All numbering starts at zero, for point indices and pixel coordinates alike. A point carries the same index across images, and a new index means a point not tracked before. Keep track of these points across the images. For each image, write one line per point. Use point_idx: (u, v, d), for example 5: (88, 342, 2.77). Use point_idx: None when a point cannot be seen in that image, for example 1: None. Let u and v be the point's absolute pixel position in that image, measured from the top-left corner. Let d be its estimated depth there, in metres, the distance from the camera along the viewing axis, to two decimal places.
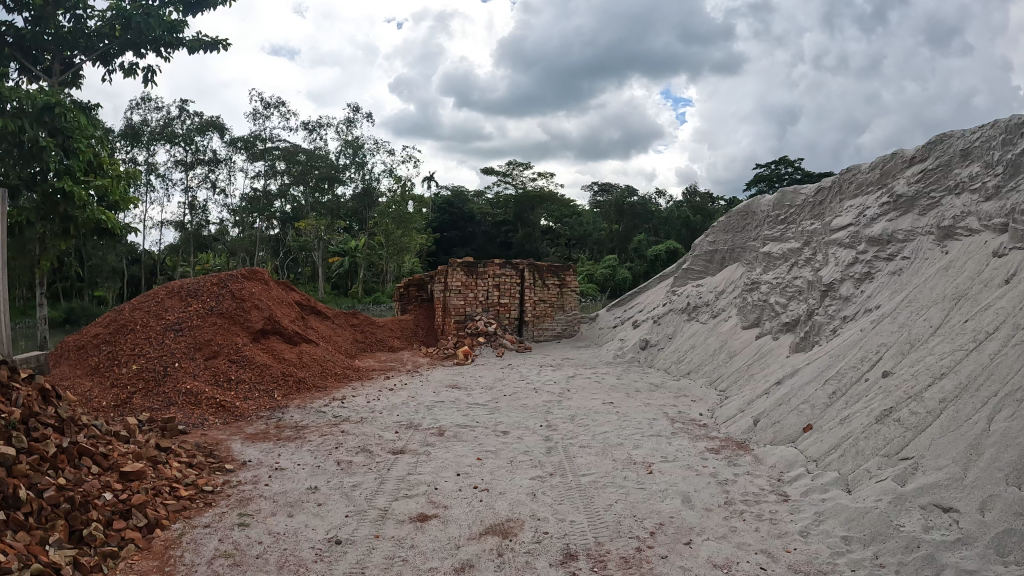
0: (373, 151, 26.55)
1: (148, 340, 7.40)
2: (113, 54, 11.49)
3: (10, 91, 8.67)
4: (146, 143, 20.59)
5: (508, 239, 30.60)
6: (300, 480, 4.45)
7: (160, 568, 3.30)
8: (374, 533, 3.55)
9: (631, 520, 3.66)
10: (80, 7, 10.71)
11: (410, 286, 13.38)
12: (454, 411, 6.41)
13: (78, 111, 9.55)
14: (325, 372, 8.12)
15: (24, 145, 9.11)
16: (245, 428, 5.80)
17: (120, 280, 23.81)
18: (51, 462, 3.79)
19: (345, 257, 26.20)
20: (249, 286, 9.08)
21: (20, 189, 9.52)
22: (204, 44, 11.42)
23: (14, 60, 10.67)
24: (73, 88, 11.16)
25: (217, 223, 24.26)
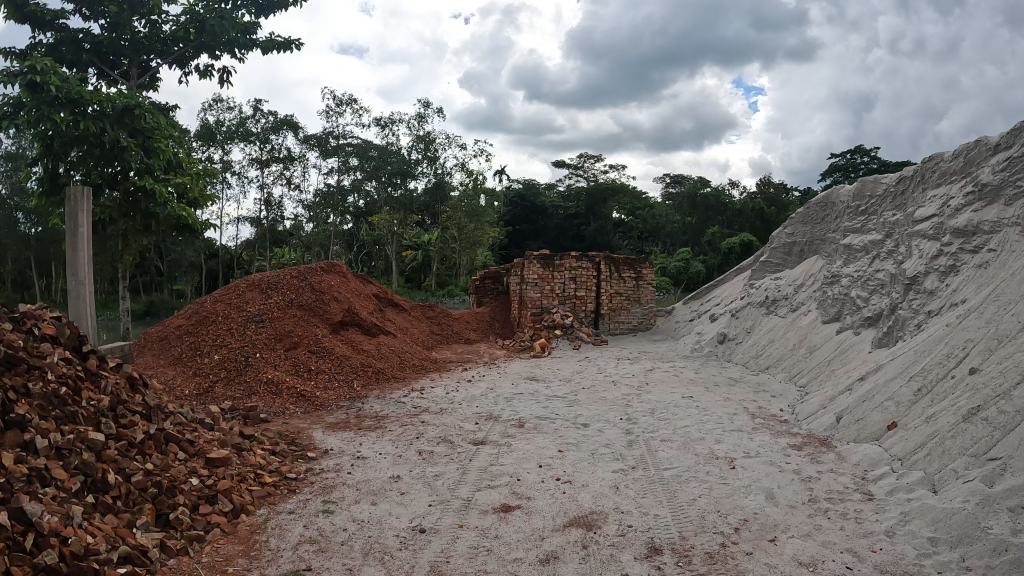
0: (446, 145, 26.66)
1: (230, 331, 7.68)
2: (188, 57, 11.86)
3: (92, 95, 9.03)
4: (221, 142, 21.29)
5: (579, 233, 30.42)
6: (383, 468, 4.54)
7: (247, 552, 3.41)
8: (459, 522, 3.59)
9: (716, 515, 3.62)
10: (155, 12, 11.10)
11: (486, 278, 13.42)
12: (534, 403, 6.43)
13: (156, 111, 9.93)
14: (403, 363, 8.25)
15: (106, 145, 9.50)
16: (326, 417, 5.94)
17: (199, 274, 24.84)
18: (139, 447, 3.97)
19: (418, 252, 27.04)
20: (328, 279, 9.31)
21: (102, 188, 9.92)
22: (277, 45, 11.69)
23: (93, 66, 11.15)
24: (151, 91, 11.56)
25: (293, 218, 24.84)
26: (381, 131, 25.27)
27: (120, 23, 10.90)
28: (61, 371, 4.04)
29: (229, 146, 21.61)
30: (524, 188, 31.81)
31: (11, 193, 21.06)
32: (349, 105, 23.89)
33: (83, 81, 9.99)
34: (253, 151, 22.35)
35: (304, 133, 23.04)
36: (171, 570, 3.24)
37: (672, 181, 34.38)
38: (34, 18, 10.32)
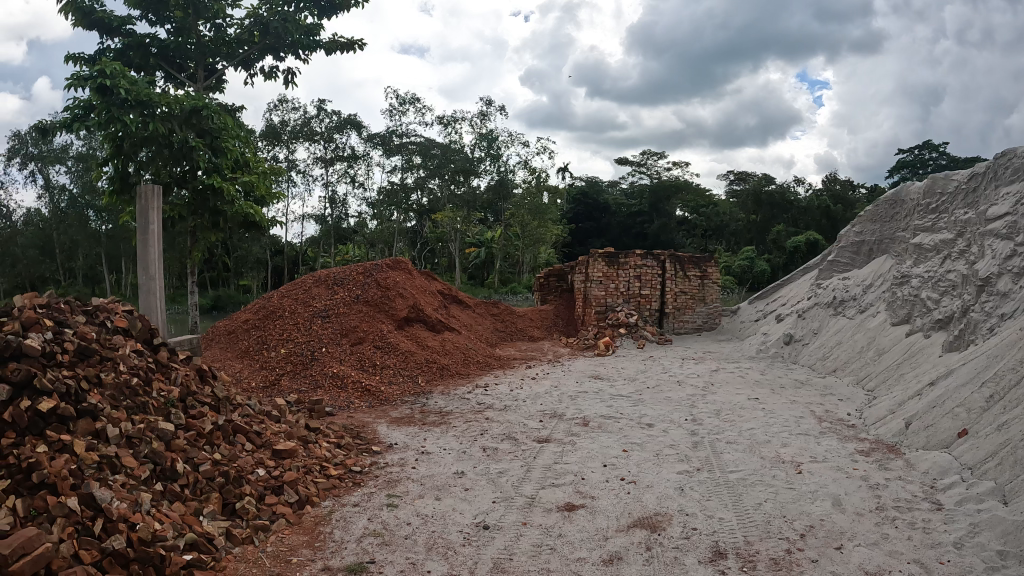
0: (509, 143, 26.80)
1: (297, 326, 7.95)
2: (253, 59, 12.14)
3: (160, 97, 9.36)
4: (287, 141, 21.82)
5: (643, 231, 30.23)
6: (447, 464, 4.58)
7: (311, 543, 3.48)
8: (522, 520, 3.60)
9: (781, 520, 3.54)
10: (220, 16, 11.40)
11: (550, 276, 13.38)
12: (598, 402, 6.43)
13: (223, 112, 10.22)
14: (467, 360, 8.32)
15: (174, 146, 9.83)
16: (391, 412, 6.04)
17: (265, 270, 25.60)
18: (207, 437, 4.11)
19: (482, 248, 28.02)
20: (394, 275, 9.41)
21: (172, 187, 10.29)
22: (340, 45, 11.90)
23: (161, 69, 11.54)
24: (217, 93, 11.90)
25: (356, 216, 25.34)
26: (444, 129, 25.60)
27: (186, 28, 11.25)
28: (132, 363, 4.20)
29: (295, 145, 22.13)
30: (587, 186, 31.67)
31: (85, 192, 22.00)
32: (412, 104, 24.26)
33: (152, 84, 10.35)
34: (319, 150, 22.84)
35: (368, 133, 23.44)
36: (236, 557, 3.35)
37: (736, 178, 33.71)
38: (102, 24, 10.72)
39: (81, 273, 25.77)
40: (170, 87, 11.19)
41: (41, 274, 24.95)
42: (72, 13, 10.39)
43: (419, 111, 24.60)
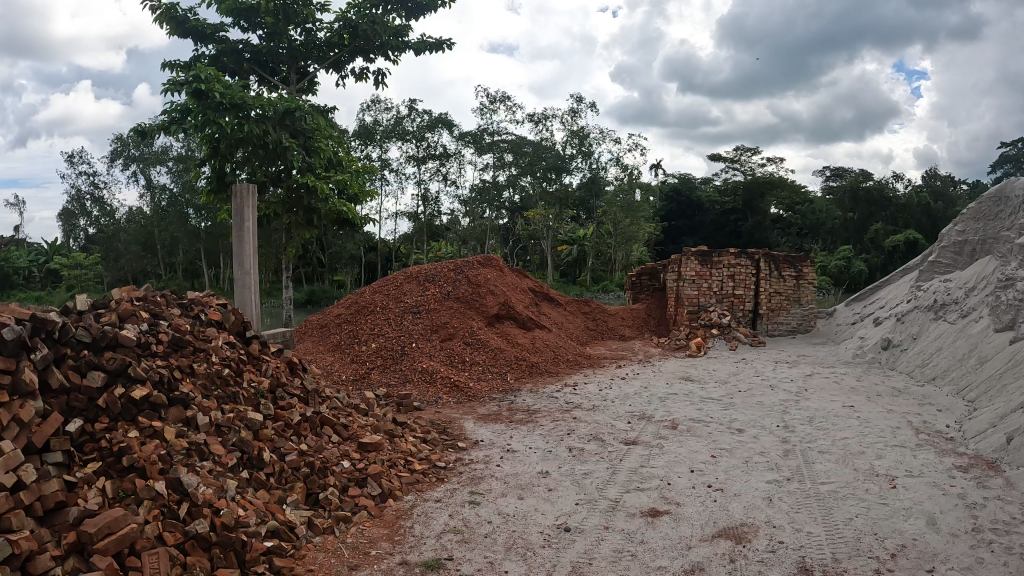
0: (600, 140, 26.61)
1: (388, 321, 8.79)
2: (344, 61, 12.39)
3: (254, 100, 9.61)
4: (379, 141, 22.27)
5: (737, 228, 29.02)
6: (532, 463, 4.71)
7: (390, 536, 3.57)
8: (604, 523, 3.63)
9: (872, 537, 3.34)
10: (309, 21, 11.67)
11: (643, 274, 13.15)
12: (688, 405, 6.40)
13: (315, 113, 10.47)
14: (557, 358, 8.68)
15: (269, 146, 10.05)
16: (479, 408, 6.54)
17: (358, 267, 26.44)
18: (295, 429, 4.31)
19: (574, 246, 28.40)
20: (484, 272, 10.08)
21: (267, 185, 10.64)
22: (428, 45, 12.03)
23: (255, 73, 11.98)
24: (309, 94, 12.22)
25: (449, 213, 25.83)
26: (536, 127, 25.69)
27: (277, 33, 11.60)
28: (224, 354, 4.38)
29: (388, 143, 22.60)
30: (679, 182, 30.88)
31: (184, 191, 23.08)
32: (503, 103, 24.37)
33: (246, 88, 10.69)
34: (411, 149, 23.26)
35: (460, 131, 23.70)
36: (315, 546, 3.45)
37: (831, 175, 32.35)
38: (197, 32, 11.14)
39: (183, 268, 27.09)
40: (263, 89, 11.58)
41: (146, 269, 26.32)
42: (166, 23, 10.84)
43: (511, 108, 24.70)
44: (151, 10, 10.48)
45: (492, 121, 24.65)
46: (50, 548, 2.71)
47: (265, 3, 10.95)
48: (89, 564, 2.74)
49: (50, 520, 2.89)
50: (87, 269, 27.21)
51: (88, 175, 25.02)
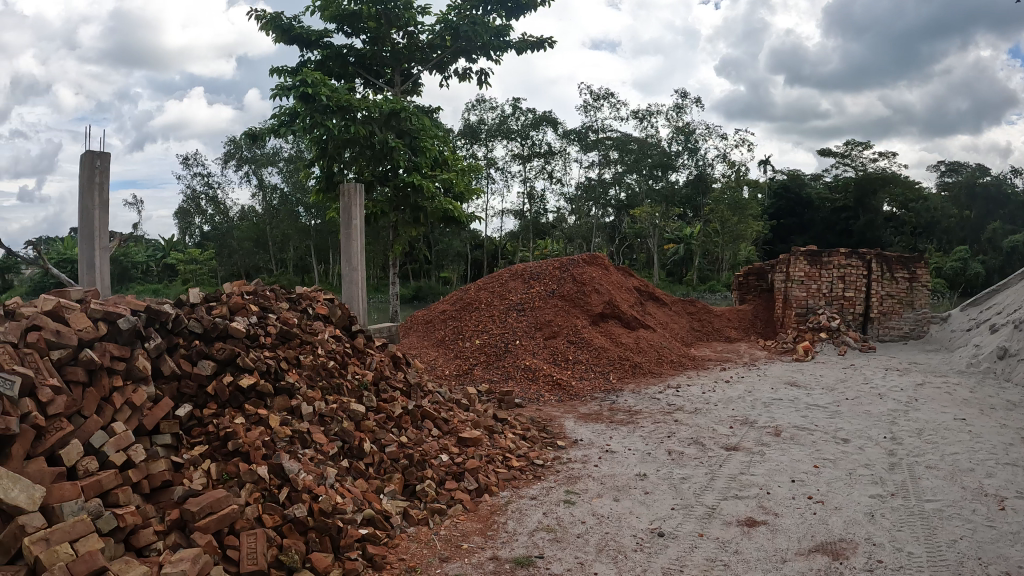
0: (705, 136, 26.04)
1: (493, 319, 9.13)
2: (447, 62, 12.64)
3: (360, 102, 9.97)
4: (484, 140, 22.80)
5: (847, 228, 26.99)
6: (630, 464, 4.73)
7: (483, 531, 3.68)
8: (699, 531, 3.61)
9: (976, 563, 3.16)
10: (411, 24, 11.98)
11: (750, 274, 12.68)
12: (792, 411, 6.19)
13: (421, 113, 10.73)
14: (661, 358, 8.61)
15: (376, 146, 10.42)
16: (580, 407, 6.66)
17: (463, 263, 26.98)
18: (396, 420, 4.51)
19: (681, 245, 28.23)
20: (589, 270, 10.16)
21: (375, 184, 11.06)
22: (530, 44, 12.13)
23: (361, 77, 12.45)
24: (412, 95, 12.57)
25: (556, 210, 26.09)
26: (640, 124, 25.48)
27: (380, 36, 11.99)
28: (329, 347, 4.66)
29: (493, 142, 23.06)
30: (787, 177, 29.54)
31: (294, 190, 24.21)
32: (606, 100, 24.28)
33: (352, 91, 11.07)
34: (517, 147, 23.55)
35: (564, 129, 23.78)
36: (409, 536, 3.59)
37: (947, 171, 30.32)
38: (302, 39, 11.64)
39: (293, 264, 28.34)
40: (367, 91, 12.02)
41: (258, 264, 27.68)
42: (273, 31, 11.40)
43: (613, 106, 24.54)
44: (258, 20, 11.07)
45: (595, 119, 24.64)
46: (154, 523, 2.94)
47: (368, 9, 11.34)
48: (189, 539, 2.94)
49: (156, 497, 3.13)
50: (202, 264, 28.75)
51: (203, 175, 26.48)
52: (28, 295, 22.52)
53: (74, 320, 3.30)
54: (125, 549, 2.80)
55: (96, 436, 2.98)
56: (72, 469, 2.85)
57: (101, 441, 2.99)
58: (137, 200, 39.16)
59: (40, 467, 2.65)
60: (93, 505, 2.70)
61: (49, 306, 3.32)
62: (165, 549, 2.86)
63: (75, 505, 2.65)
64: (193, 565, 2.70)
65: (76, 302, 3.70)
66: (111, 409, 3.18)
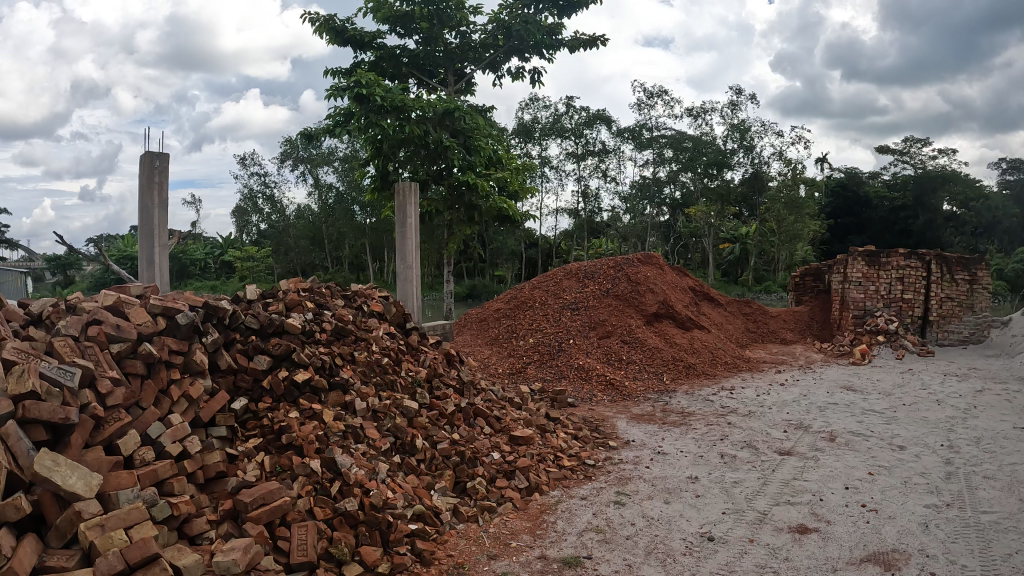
0: (761, 134, 25.53)
1: (547, 317, 9.16)
2: (500, 62, 12.68)
3: (414, 102, 10.10)
4: (538, 139, 22.83)
5: (907, 227, 26.16)
6: (682, 467, 4.68)
7: (532, 530, 3.69)
8: (750, 536, 3.54)
9: None
10: (463, 24, 12.06)
11: (806, 275, 12.38)
12: (848, 416, 6.03)
13: (474, 113, 10.83)
14: (715, 359, 8.48)
15: (431, 146, 10.55)
16: (632, 408, 6.62)
17: (517, 262, 27.13)
18: (450, 417, 4.56)
19: (735, 244, 27.77)
20: (644, 269, 10.06)
21: (430, 183, 11.19)
22: (582, 43, 12.09)
23: (415, 77, 12.59)
24: (465, 95, 12.66)
25: (611, 209, 26.11)
26: (694, 122, 25.15)
27: (433, 37, 12.12)
28: (384, 344, 4.73)
29: (547, 140, 23.14)
30: (845, 176, 28.76)
31: (350, 189, 24.67)
32: (659, 98, 24.04)
33: (406, 91, 11.20)
34: (571, 145, 23.53)
35: (618, 127, 23.62)
36: (458, 533, 3.62)
37: (1008, 169, 28.94)
38: (356, 40, 11.82)
39: (348, 261, 28.85)
40: (421, 91, 12.15)
41: (315, 261, 28.29)
42: (328, 33, 11.62)
43: (666, 103, 24.26)
44: (313, 23, 11.30)
45: (648, 117, 24.41)
46: (207, 513, 3.02)
47: (420, 10, 11.46)
48: (241, 530, 3.01)
49: (210, 488, 3.23)
50: (259, 261, 29.47)
51: (260, 175, 27.12)
52: (92, 290, 23.41)
53: (133, 314, 3.42)
54: (179, 537, 2.88)
55: (152, 427, 3.09)
56: (129, 458, 2.95)
57: (157, 432, 3.10)
58: (197, 200, 40.22)
59: (97, 457, 2.75)
60: (149, 493, 2.79)
61: (110, 302, 3.44)
62: (216, 538, 2.94)
63: (131, 492, 2.74)
64: (243, 553, 2.75)
65: (135, 297, 3.83)
66: (168, 401, 3.29)
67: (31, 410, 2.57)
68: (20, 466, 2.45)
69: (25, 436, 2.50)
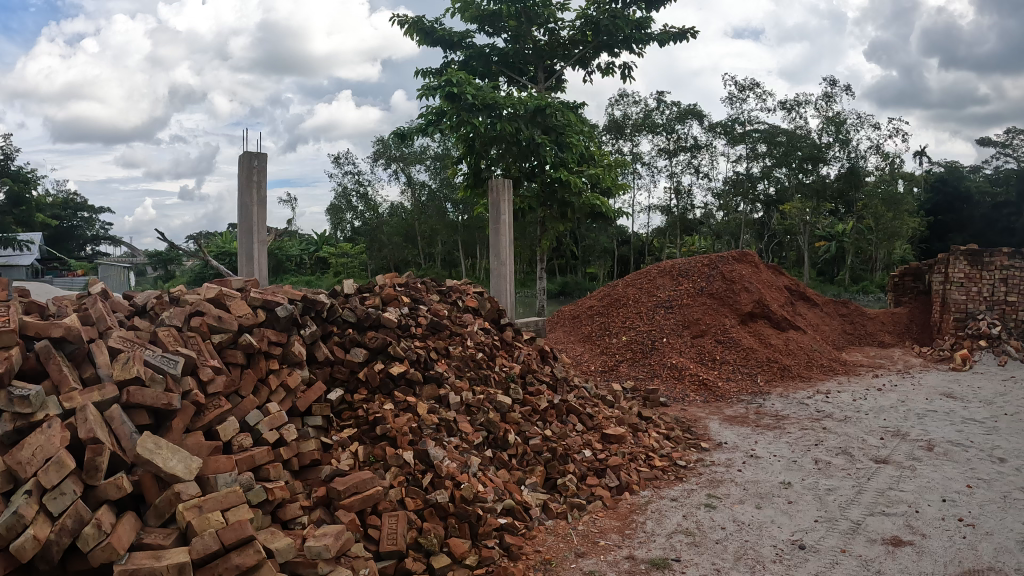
0: (859, 126, 24.32)
1: (641, 315, 9.07)
2: (589, 58, 12.57)
3: (505, 100, 10.19)
4: (630, 135, 22.42)
5: (1010, 225, 24.19)
6: (775, 472, 4.52)
7: (621, 529, 3.66)
8: (842, 546, 3.39)
9: None
10: (551, 21, 12.05)
11: (906, 274, 11.71)
12: (947, 424, 5.68)
13: (567, 110, 10.78)
14: (811, 362, 8.15)
15: (523, 143, 10.61)
16: (725, 409, 6.45)
17: (610, 259, 26.90)
18: (542, 414, 4.58)
19: (832, 242, 26.64)
20: (739, 267, 9.79)
21: (523, 180, 11.28)
22: (671, 36, 11.83)
23: (505, 75, 12.65)
24: (555, 92, 12.63)
25: (703, 207, 25.53)
26: (789, 114, 24.19)
27: (522, 34, 12.17)
28: (478, 339, 4.81)
29: (638, 136, 22.81)
30: (949, 169, 27.03)
31: (443, 186, 25.10)
32: (751, 90, 23.24)
33: (495, 89, 11.28)
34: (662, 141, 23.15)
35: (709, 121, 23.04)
36: (547, 529, 3.64)
37: None
38: (445, 40, 12.00)
39: (440, 258, 29.39)
40: (512, 89, 12.21)
41: (408, 258, 29.02)
42: (418, 35, 11.88)
43: (759, 96, 23.39)
44: (404, 25, 11.57)
45: (741, 110, 23.64)
46: (301, 499, 3.16)
47: (507, 8, 11.56)
48: (332, 516, 3.12)
49: (305, 474, 3.37)
50: (354, 257, 30.46)
51: (354, 174, 27.97)
52: (196, 285, 24.77)
53: (235, 307, 3.60)
54: (273, 520, 3.01)
55: (251, 414, 3.25)
56: (228, 444, 3.11)
57: (255, 420, 3.26)
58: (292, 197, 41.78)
59: (197, 441, 2.91)
60: (245, 477, 2.93)
61: (212, 294, 3.64)
62: (309, 523, 3.05)
63: (229, 476, 2.89)
64: (335, 539, 2.85)
65: (236, 290, 4.03)
66: (266, 390, 3.45)
67: (135, 395, 2.75)
68: (123, 448, 2.63)
69: (128, 420, 2.70)
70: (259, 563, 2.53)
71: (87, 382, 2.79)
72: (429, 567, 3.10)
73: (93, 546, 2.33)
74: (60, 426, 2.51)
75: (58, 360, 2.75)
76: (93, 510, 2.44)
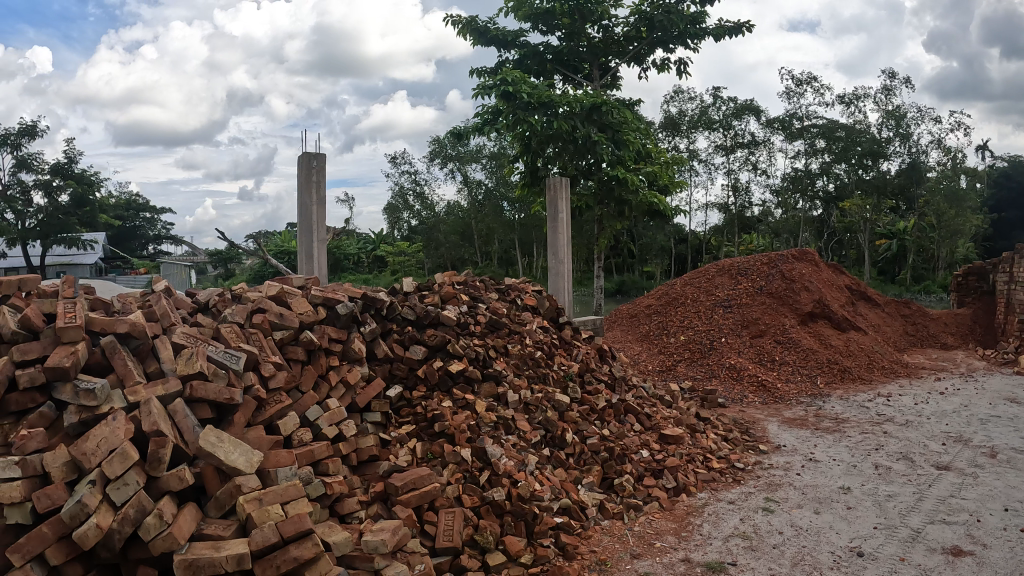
0: (919, 120, 23.35)
1: (699, 315, 8.94)
2: (644, 54, 12.44)
3: (561, 98, 10.15)
4: (686, 131, 22.06)
5: None
6: (834, 476, 4.39)
7: (677, 531, 3.62)
8: (901, 555, 3.27)
9: None
10: (605, 18, 11.96)
11: (970, 274, 11.22)
12: (1014, 430, 5.43)
13: (623, 107, 10.66)
14: (873, 364, 7.89)
15: (578, 142, 10.57)
16: (784, 411, 6.29)
17: (667, 257, 26.55)
18: (601, 413, 4.55)
19: (893, 241, 25.78)
20: (800, 266, 9.55)
21: (580, 178, 11.23)
22: (727, 30, 11.60)
23: (559, 73, 12.59)
24: (610, 89, 12.54)
25: (761, 204, 24.97)
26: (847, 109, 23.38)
27: (575, 32, 12.12)
28: (537, 337, 4.82)
29: (694, 133, 22.39)
30: (1012, 164, 25.92)
31: (498, 185, 25.17)
32: (809, 84, 22.56)
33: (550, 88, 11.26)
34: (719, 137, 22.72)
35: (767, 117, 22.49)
36: (602, 529, 3.62)
37: None
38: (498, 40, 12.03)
39: (496, 257, 29.54)
40: (567, 87, 12.17)
41: (464, 256, 29.27)
42: (471, 34, 11.95)
43: (816, 90, 22.64)
44: (457, 25, 11.66)
45: (799, 105, 22.96)
46: (360, 493, 3.21)
47: (560, 6, 11.53)
48: (389, 511, 3.17)
49: (363, 469, 3.43)
50: (410, 255, 30.89)
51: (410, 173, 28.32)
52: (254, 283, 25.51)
53: (295, 304, 3.69)
54: (331, 514, 3.07)
55: (310, 410, 3.33)
56: (289, 438, 3.19)
57: (315, 415, 3.34)
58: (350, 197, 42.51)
59: (258, 435, 2.99)
60: (304, 471, 3.00)
61: (274, 292, 3.74)
62: (366, 518, 3.11)
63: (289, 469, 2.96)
64: (392, 534, 2.90)
65: (297, 287, 4.12)
66: (325, 386, 3.53)
67: (198, 390, 2.85)
68: (186, 440, 2.72)
69: (190, 413, 2.80)
70: (316, 556, 2.59)
71: (152, 376, 2.90)
72: (485, 564, 3.12)
73: (154, 535, 2.42)
74: (125, 418, 2.62)
75: (123, 355, 2.87)
76: (156, 500, 2.54)
